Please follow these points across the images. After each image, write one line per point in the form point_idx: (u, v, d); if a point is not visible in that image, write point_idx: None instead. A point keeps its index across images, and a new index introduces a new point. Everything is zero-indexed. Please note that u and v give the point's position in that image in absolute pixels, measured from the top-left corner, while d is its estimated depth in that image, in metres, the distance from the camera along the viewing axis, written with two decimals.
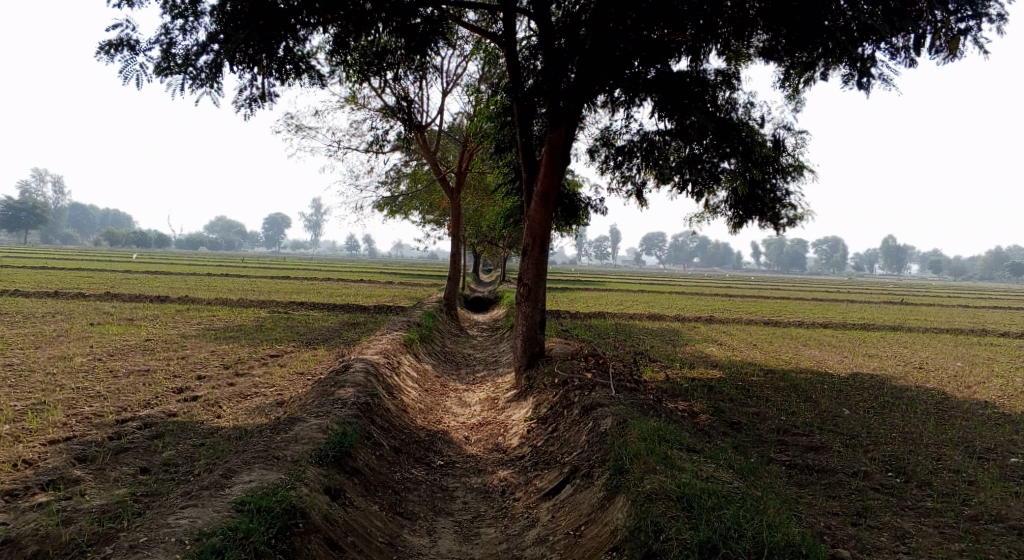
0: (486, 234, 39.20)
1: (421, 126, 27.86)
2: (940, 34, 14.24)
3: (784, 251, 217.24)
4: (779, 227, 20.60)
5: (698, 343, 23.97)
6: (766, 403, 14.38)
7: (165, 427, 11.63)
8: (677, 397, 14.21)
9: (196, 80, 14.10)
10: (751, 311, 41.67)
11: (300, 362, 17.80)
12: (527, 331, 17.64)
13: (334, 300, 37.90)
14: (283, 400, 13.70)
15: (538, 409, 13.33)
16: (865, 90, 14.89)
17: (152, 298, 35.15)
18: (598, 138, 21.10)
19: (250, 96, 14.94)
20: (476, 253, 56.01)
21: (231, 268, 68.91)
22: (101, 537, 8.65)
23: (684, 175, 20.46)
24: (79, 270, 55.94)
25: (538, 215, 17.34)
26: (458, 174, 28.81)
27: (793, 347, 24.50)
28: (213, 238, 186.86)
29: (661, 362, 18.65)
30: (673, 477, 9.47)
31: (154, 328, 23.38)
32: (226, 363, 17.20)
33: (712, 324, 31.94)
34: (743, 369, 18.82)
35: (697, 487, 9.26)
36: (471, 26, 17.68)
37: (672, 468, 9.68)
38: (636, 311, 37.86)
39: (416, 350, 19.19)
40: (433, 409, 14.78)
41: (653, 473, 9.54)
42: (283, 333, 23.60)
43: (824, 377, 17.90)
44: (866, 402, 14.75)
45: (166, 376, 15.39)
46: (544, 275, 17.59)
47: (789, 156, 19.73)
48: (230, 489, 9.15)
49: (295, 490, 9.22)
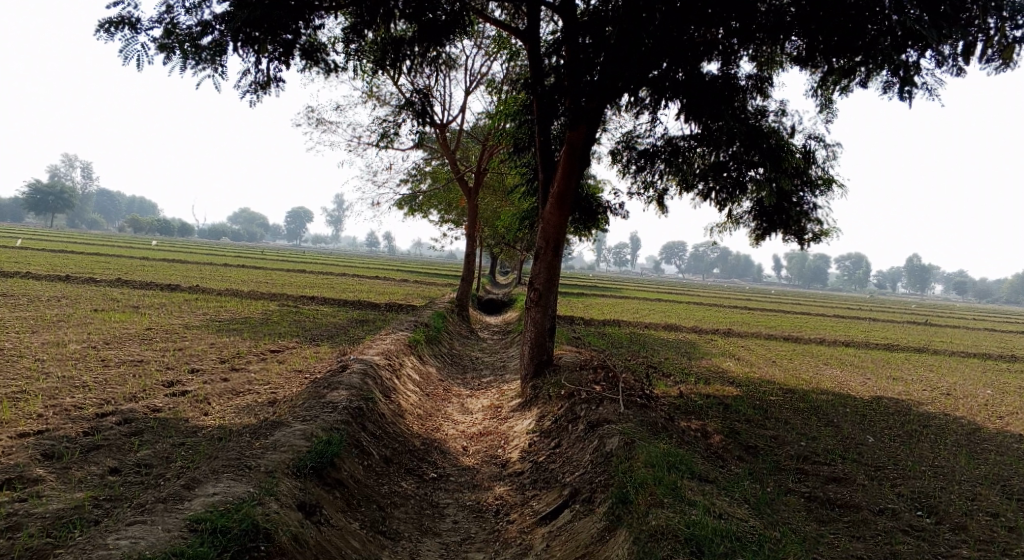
0: (505, 235, 38.55)
1: (443, 123, 27.26)
2: (993, 43, 13.42)
3: (806, 266, 215.05)
4: (804, 242, 19.77)
5: (715, 358, 23.12)
6: (785, 425, 13.59)
7: (145, 423, 11.03)
8: (690, 414, 13.44)
9: (201, 60, 13.55)
10: (771, 326, 40.68)
11: (300, 359, 17.17)
12: (536, 338, 16.88)
13: (346, 296, 37.36)
14: (276, 399, 13.07)
15: (542, 421, 12.58)
16: (909, 101, 14.02)
17: (163, 286, 34.76)
18: (620, 141, 20.39)
19: (258, 81, 14.36)
20: (493, 254, 55.34)
21: (248, 259, 68.81)
22: (40, 550, 8.05)
23: (707, 183, 19.71)
24: (97, 255, 56.02)
25: (554, 217, 16.61)
26: (477, 174, 28.15)
27: (814, 366, 23.59)
28: (234, 230, 187.83)
29: (676, 376, 17.85)
30: (682, 513, 8.73)
31: (158, 317, 22.87)
32: (224, 357, 16.63)
33: (731, 337, 31.07)
34: (761, 387, 18.00)
35: (707, 527, 8.50)
36: (493, 20, 16.99)
37: (682, 501, 8.94)
38: (653, 320, 37.00)
39: (421, 352, 18.50)
40: (433, 416, 14.10)
41: (661, 507, 8.82)
42: (289, 327, 23.04)
43: (846, 400, 17.05)
44: (891, 430, 13.92)
45: (158, 368, 14.83)
46: (557, 280, 16.85)
47: (818, 168, 18.94)
48: (189, 503, 8.54)
49: (264, 508, 8.58)
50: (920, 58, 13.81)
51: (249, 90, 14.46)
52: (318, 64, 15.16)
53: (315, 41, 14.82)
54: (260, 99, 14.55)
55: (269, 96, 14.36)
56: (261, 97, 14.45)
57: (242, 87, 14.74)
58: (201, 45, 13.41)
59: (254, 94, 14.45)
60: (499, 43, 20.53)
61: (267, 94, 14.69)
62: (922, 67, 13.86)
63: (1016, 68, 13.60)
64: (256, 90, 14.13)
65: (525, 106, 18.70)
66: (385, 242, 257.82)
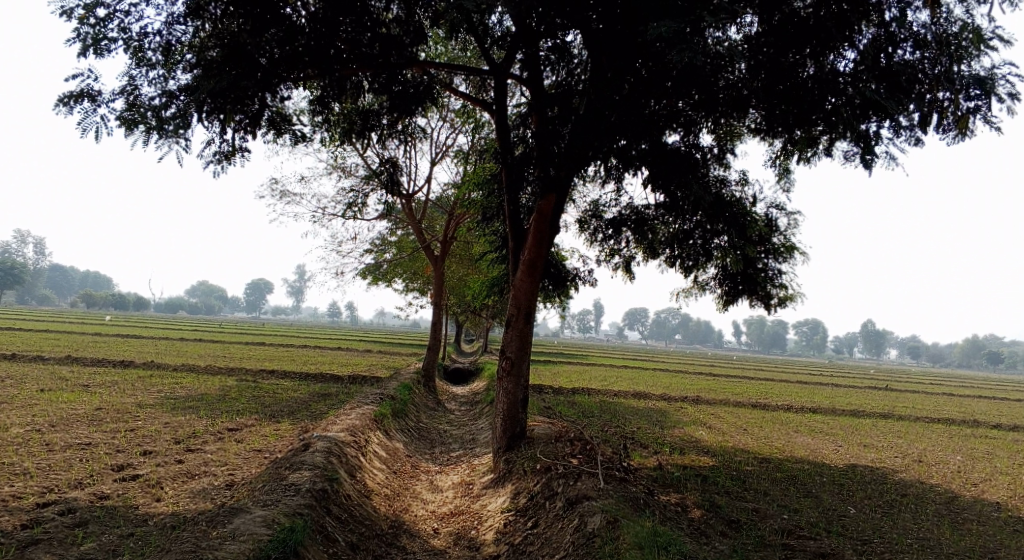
0: (470, 304, 38.22)
1: (408, 193, 27.15)
2: (948, 113, 13.69)
3: (765, 331, 217.54)
4: (770, 308, 19.79)
5: (686, 427, 22.77)
6: (765, 497, 13.22)
7: (91, 513, 10.30)
8: (668, 488, 13.02)
9: (162, 131, 13.26)
10: (738, 393, 40.55)
11: (259, 437, 16.45)
12: (508, 410, 16.40)
13: (308, 369, 36.47)
14: (234, 482, 12.39)
15: (517, 499, 12.06)
16: (870, 169, 14.18)
17: (115, 362, 33.61)
18: (586, 208, 20.40)
19: (221, 151, 14.07)
20: (456, 323, 54.80)
21: (205, 332, 67.31)
22: None
23: (674, 250, 19.72)
24: (47, 330, 54.36)
25: (524, 286, 16.37)
26: (442, 243, 27.94)
27: (785, 433, 23.36)
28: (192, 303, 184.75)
29: (649, 447, 17.46)
30: None
31: (110, 395, 21.94)
32: (179, 437, 15.86)
33: (699, 405, 30.81)
34: (735, 457, 17.68)
35: None
36: (459, 92, 17.03)
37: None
38: (620, 388, 36.64)
39: (387, 426, 17.89)
40: (401, 495, 13.49)
41: None
42: (249, 403, 22.24)
43: (822, 469, 16.78)
44: (872, 499, 13.63)
45: (108, 451, 14.04)
46: (528, 350, 16.50)
47: (781, 235, 19.10)
48: None
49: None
50: (879, 128, 14.03)
51: (212, 160, 14.16)
52: (285, 135, 14.93)
53: (282, 113, 14.62)
54: (223, 169, 14.25)
55: (233, 166, 14.07)
56: (225, 167, 14.15)
57: (206, 158, 14.43)
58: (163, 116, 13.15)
59: (216, 164, 14.15)
60: (464, 114, 20.60)
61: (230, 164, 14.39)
62: (881, 136, 14.08)
63: (973, 136, 13.87)
64: (220, 161, 13.84)
65: (493, 175, 18.66)
66: (346, 313, 255.55)
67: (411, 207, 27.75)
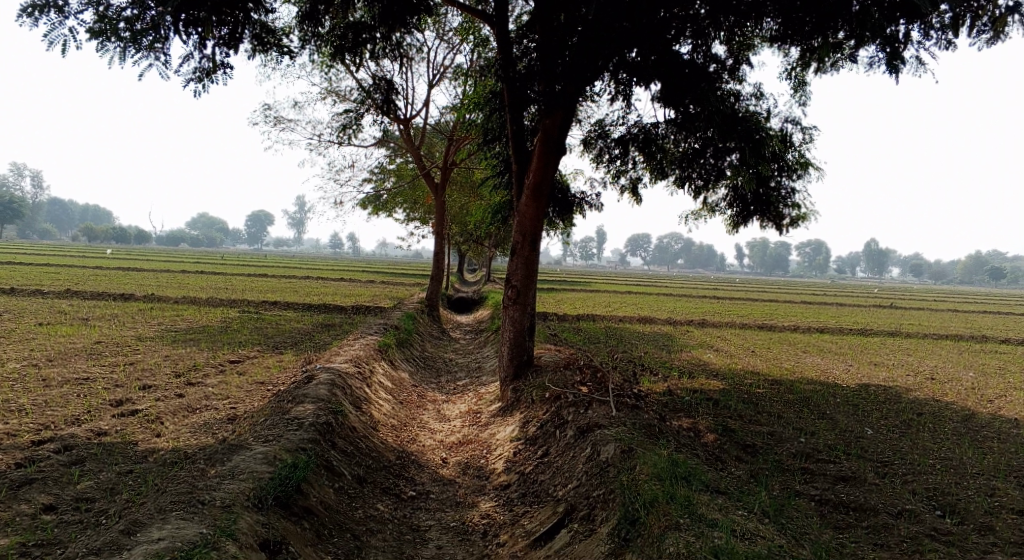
0: (472, 231, 37.65)
1: (404, 118, 26.28)
2: (982, 14, 12.83)
3: (768, 253, 217.02)
4: (783, 228, 19.28)
5: (694, 350, 22.47)
6: (780, 420, 12.92)
7: (87, 450, 10.00)
8: (680, 413, 12.72)
9: (138, 47, 12.46)
10: (744, 315, 40.24)
11: (262, 369, 16.12)
12: (514, 338, 16.01)
13: (310, 300, 36.09)
14: (236, 416, 12.08)
15: (526, 427, 11.75)
16: (897, 76, 13.37)
17: (116, 296, 33.25)
18: (592, 128, 19.63)
19: (202, 69, 13.24)
20: (458, 251, 54.19)
21: (206, 265, 66.90)
22: None
23: (683, 170, 19.08)
24: (48, 266, 53.95)
25: (529, 210, 15.81)
26: (441, 170, 27.18)
27: (794, 354, 23.05)
28: (192, 236, 184.20)
29: (659, 371, 17.16)
30: (699, 534, 8.00)
31: (109, 329, 21.59)
32: (180, 370, 15.53)
33: (706, 328, 30.50)
34: (747, 379, 17.39)
35: (735, 552, 7.74)
36: (456, 4, 16.08)
37: (699, 521, 8.18)
38: (625, 313, 36.33)
39: (391, 356, 17.54)
40: (407, 426, 13.20)
41: (675, 530, 8.08)
42: (251, 335, 21.90)
43: (835, 390, 16.49)
44: (889, 419, 13.32)
45: (106, 386, 13.70)
46: (534, 276, 16.04)
47: (794, 152, 18.48)
48: (133, 551, 7.56)
49: (220, 553, 7.64)
50: (908, 31, 13.16)
51: (194, 79, 13.35)
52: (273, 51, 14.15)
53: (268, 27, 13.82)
54: (206, 88, 13.46)
55: (215, 83, 13.26)
56: (207, 86, 13.33)
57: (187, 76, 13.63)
58: (138, 30, 12.35)
59: (198, 83, 13.36)
60: (462, 30, 19.62)
61: (214, 83, 13.59)
62: (910, 40, 13.22)
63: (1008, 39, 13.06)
64: (200, 78, 13.02)
65: (493, 94, 17.85)
66: (348, 243, 255.04)
67: (408, 133, 26.91)
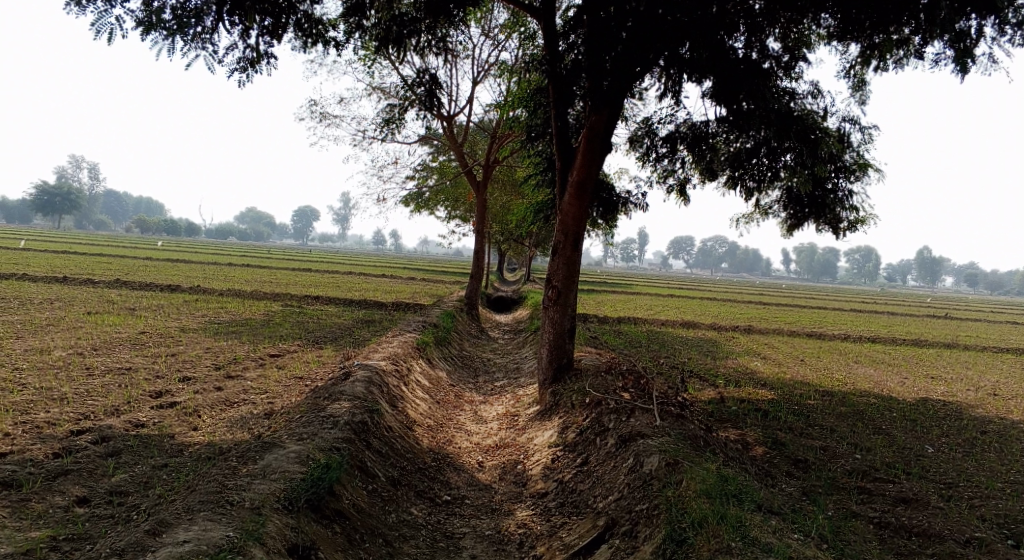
0: (515, 230, 37.43)
1: (449, 116, 26.10)
2: None
3: (816, 259, 213.10)
4: (838, 232, 18.65)
5: (740, 357, 21.90)
6: (832, 434, 12.40)
7: (124, 442, 9.91)
8: (726, 424, 12.28)
9: (183, 36, 12.41)
10: (790, 322, 39.34)
11: (301, 364, 16.01)
12: (555, 340, 15.65)
13: (352, 296, 36.17)
14: (273, 411, 11.95)
15: (565, 433, 11.40)
16: (967, 73, 12.72)
17: (162, 287, 33.66)
18: (640, 126, 19.16)
19: (246, 59, 13.16)
20: (500, 251, 53.98)
21: (251, 259, 67.72)
22: None
23: (736, 170, 18.57)
24: (99, 256, 55.07)
25: (572, 208, 15.45)
26: (485, 168, 26.93)
27: (844, 364, 22.35)
28: (240, 230, 187.17)
29: (705, 379, 16.68)
30: None
31: (154, 320, 21.74)
32: (220, 363, 15.48)
33: (753, 335, 29.82)
34: (796, 389, 16.83)
35: None
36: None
37: (752, 546, 7.81)
38: (668, 317, 35.75)
39: (430, 355, 17.32)
40: (444, 426, 12.94)
41: (725, 554, 7.72)
42: (292, 329, 21.90)
43: (889, 404, 15.88)
44: (948, 437, 12.71)
45: (146, 377, 13.68)
46: (577, 277, 15.67)
47: (852, 152, 17.86)
48: (158, 553, 7.44)
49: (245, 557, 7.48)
50: (981, 26, 12.48)
51: (238, 69, 13.28)
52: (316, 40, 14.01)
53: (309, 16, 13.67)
54: (249, 78, 13.38)
55: (259, 74, 13.17)
56: (251, 76, 13.25)
57: (230, 65, 13.59)
58: (184, 20, 12.29)
59: (242, 73, 13.28)
60: (510, 24, 19.30)
61: (257, 73, 13.50)
62: (983, 35, 12.54)
63: None
64: (244, 68, 12.93)
65: (539, 90, 17.52)
66: (392, 240, 257.12)
67: (452, 130, 26.73)
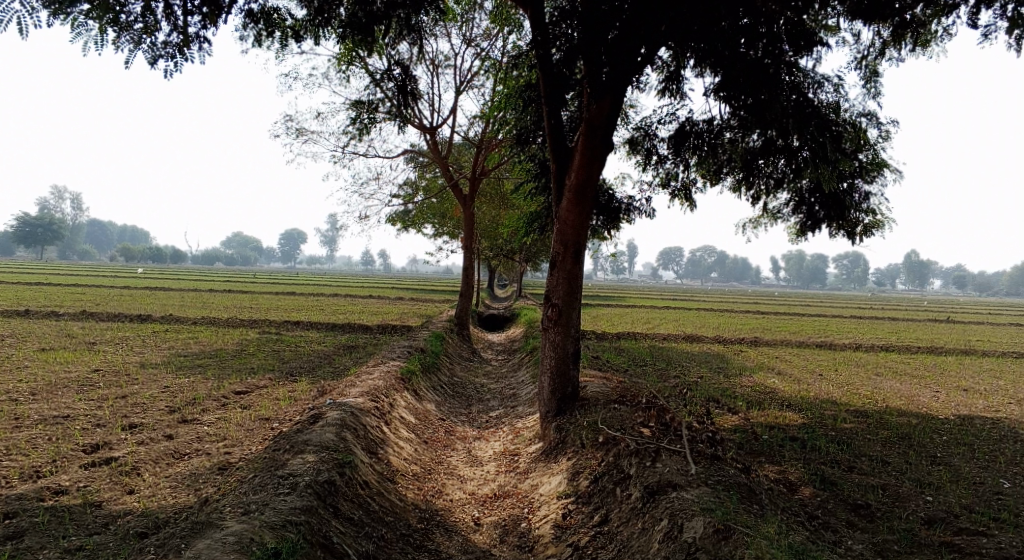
0: (505, 244, 35.78)
1: (430, 127, 24.40)
2: None
3: (805, 266, 212.50)
4: (856, 236, 17.00)
5: (754, 373, 20.20)
6: (886, 466, 10.76)
7: (31, 519, 8.18)
8: (764, 461, 10.63)
9: (100, 18, 11.03)
10: (795, 332, 37.63)
11: (269, 402, 14.10)
12: (556, 367, 13.81)
13: (334, 319, 34.06)
14: (230, 463, 10.10)
15: (576, 480, 9.69)
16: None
17: (132, 317, 31.48)
18: (638, 126, 17.49)
19: (173, 43, 11.78)
20: (489, 267, 52.12)
21: (232, 283, 65.64)
22: None
23: (744, 172, 16.95)
24: (74, 286, 52.70)
25: (571, 217, 13.71)
26: (471, 180, 25.14)
27: (867, 378, 20.58)
28: (225, 255, 184.73)
29: (725, 401, 14.99)
30: None
31: (112, 355, 19.66)
32: (175, 405, 13.54)
33: (760, 347, 28.22)
34: (826, 409, 15.19)
35: None
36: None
37: None
38: (668, 330, 33.92)
39: (415, 386, 15.44)
40: (433, 473, 11.17)
41: None
42: (265, 360, 19.94)
43: (933, 422, 14.26)
44: (1016, 465, 11.13)
45: (84, 426, 11.71)
46: (578, 294, 13.88)
47: (869, 151, 16.27)
48: None
49: None
50: None
51: (162, 54, 11.91)
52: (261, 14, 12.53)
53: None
54: (176, 65, 12.01)
55: (190, 59, 11.82)
56: (179, 61, 11.89)
57: (157, 53, 12.02)
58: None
59: (168, 61, 11.92)
60: (495, 19, 17.61)
61: (187, 58, 12.08)
62: None
63: None
64: (171, 52, 11.60)
65: (528, 86, 15.83)
66: (379, 260, 255.10)
67: (435, 141, 24.98)
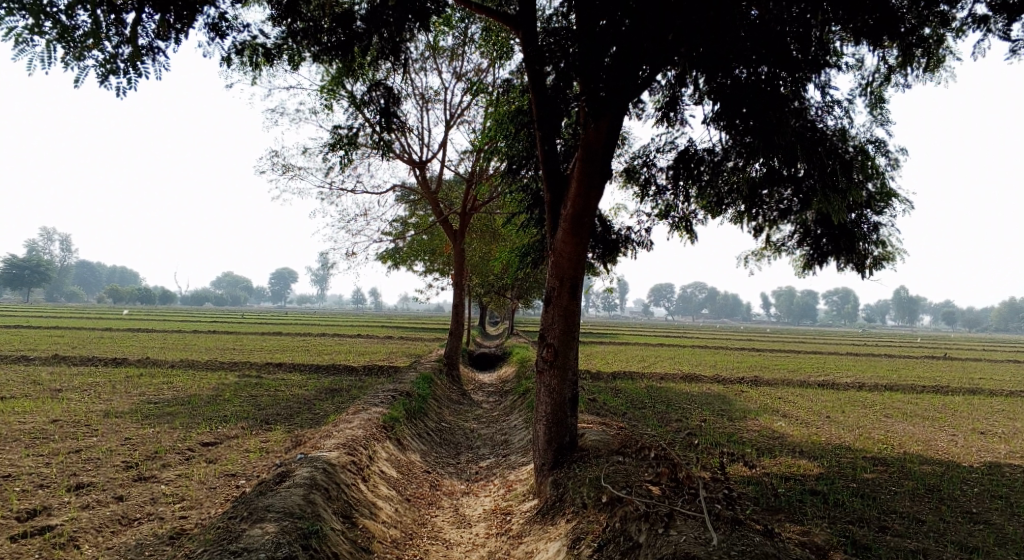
0: (496, 281, 34.82)
1: (419, 160, 23.51)
2: None
3: (796, 303, 212.29)
4: (866, 270, 16.02)
5: (760, 416, 19.11)
6: (919, 525, 9.70)
7: None
8: (786, 520, 9.55)
9: (38, 28, 10.21)
10: (795, 370, 36.60)
11: (238, 455, 12.92)
12: (552, 413, 12.69)
13: (320, 360, 32.84)
14: (186, 529, 9.00)
15: (577, 548, 8.77)
16: None
17: (107, 361, 30.13)
18: (635, 155, 16.62)
19: (124, 58, 10.99)
20: (480, 305, 51.09)
21: (218, 324, 64.23)
22: None
23: (747, 202, 16.03)
24: (55, 328, 51.10)
25: (567, 250, 12.71)
26: (461, 216, 24.20)
27: (879, 420, 19.44)
28: (213, 296, 182.97)
29: (733, 449, 13.90)
30: None
31: (75, 403, 18.37)
32: (133, 460, 12.29)
33: (762, 386, 27.14)
34: (843, 457, 14.12)
35: None
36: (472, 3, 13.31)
37: None
38: (666, 369, 32.82)
39: (399, 434, 14.29)
40: (418, 536, 10.13)
41: None
42: (241, 406, 18.71)
43: (960, 471, 13.23)
44: None
45: (24, 488, 10.48)
46: (575, 334, 12.82)
47: (877, 180, 15.37)
48: None
49: None
50: None
51: (113, 71, 11.12)
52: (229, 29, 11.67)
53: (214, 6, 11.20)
54: (130, 83, 11.22)
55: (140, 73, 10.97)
56: (130, 79, 11.10)
57: (106, 71, 11.18)
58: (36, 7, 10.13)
59: (119, 77, 11.10)
60: (485, 45, 16.79)
61: (138, 73, 11.24)
62: None
63: None
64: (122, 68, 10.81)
65: (519, 112, 14.96)
66: (369, 299, 253.67)
67: (424, 176, 24.06)
